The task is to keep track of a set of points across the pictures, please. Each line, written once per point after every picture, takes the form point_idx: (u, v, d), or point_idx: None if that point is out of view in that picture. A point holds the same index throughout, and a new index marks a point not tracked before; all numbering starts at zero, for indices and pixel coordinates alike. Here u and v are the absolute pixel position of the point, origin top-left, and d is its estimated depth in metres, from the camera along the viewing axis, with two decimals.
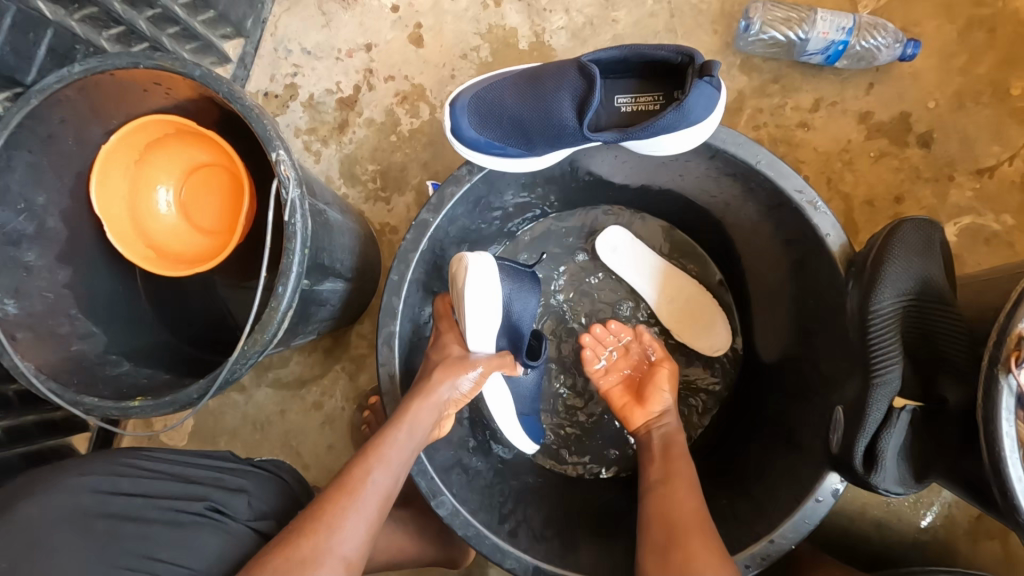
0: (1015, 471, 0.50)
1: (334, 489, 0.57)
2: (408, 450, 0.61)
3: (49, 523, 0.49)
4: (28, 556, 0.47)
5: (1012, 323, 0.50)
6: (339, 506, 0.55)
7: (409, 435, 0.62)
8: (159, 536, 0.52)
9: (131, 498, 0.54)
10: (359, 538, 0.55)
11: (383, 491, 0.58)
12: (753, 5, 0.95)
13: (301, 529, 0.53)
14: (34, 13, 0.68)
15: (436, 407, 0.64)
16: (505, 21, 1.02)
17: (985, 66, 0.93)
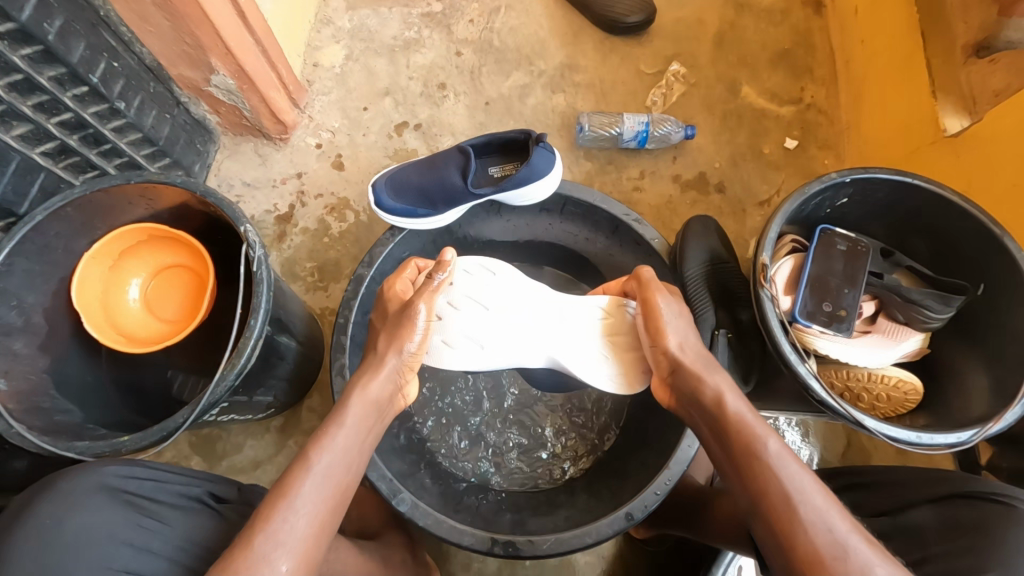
0: (786, 346, 0.75)
1: (270, 503, 0.60)
2: (340, 458, 0.65)
3: (80, 494, 0.62)
4: (66, 514, 0.60)
5: (758, 257, 0.79)
6: (275, 515, 0.58)
7: (344, 430, 0.68)
8: (161, 513, 0.65)
9: (142, 481, 0.66)
10: (306, 520, 0.59)
11: (334, 477, 0.64)
12: (582, 115, 1.34)
13: (264, 511, 0.59)
14: (33, 162, 0.88)
15: (366, 403, 0.71)
16: (407, 146, 1.34)
17: (743, 137, 1.36)
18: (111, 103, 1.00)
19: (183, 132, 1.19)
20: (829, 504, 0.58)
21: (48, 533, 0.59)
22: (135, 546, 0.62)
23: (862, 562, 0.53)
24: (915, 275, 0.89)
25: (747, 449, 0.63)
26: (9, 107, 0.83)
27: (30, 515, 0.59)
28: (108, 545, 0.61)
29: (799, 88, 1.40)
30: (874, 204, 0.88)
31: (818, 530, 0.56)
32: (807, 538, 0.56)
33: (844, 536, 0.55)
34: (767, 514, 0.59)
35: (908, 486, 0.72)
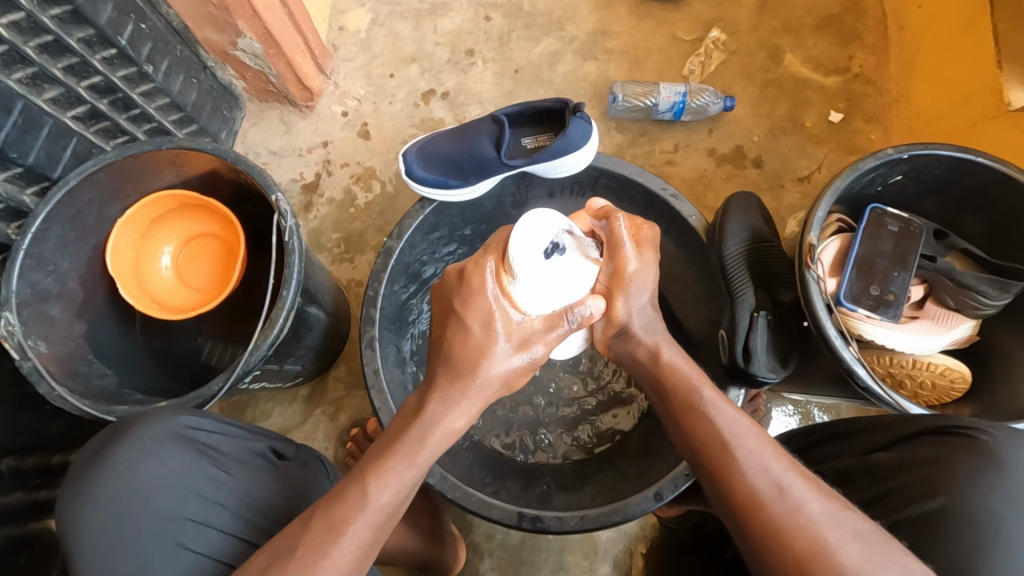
0: (831, 330, 0.72)
1: (349, 492, 0.58)
2: (398, 495, 0.59)
3: (154, 440, 0.63)
4: (139, 459, 0.62)
5: (805, 237, 0.75)
6: (320, 551, 0.53)
7: (439, 434, 0.64)
8: (225, 465, 0.65)
9: (211, 432, 0.66)
10: (345, 560, 0.54)
11: (385, 512, 0.58)
12: (615, 85, 1.29)
13: (307, 548, 0.53)
14: (64, 126, 0.88)
15: (442, 435, 0.64)
16: (434, 114, 1.30)
17: (784, 109, 1.30)
18: (139, 66, 0.99)
19: (208, 98, 1.17)
20: (764, 446, 0.57)
21: (123, 479, 0.62)
22: (199, 496, 0.62)
23: (794, 497, 0.52)
24: (969, 257, 0.87)
25: (688, 407, 0.65)
26: (40, 69, 0.83)
27: (109, 459, 0.62)
28: (176, 493, 0.62)
29: (846, 57, 1.32)
30: (929, 182, 0.83)
31: (752, 471, 0.55)
32: (744, 481, 0.55)
33: (779, 474, 0.54)
34: (706, 460, 0.60)
35: (873, 428, 0.67)
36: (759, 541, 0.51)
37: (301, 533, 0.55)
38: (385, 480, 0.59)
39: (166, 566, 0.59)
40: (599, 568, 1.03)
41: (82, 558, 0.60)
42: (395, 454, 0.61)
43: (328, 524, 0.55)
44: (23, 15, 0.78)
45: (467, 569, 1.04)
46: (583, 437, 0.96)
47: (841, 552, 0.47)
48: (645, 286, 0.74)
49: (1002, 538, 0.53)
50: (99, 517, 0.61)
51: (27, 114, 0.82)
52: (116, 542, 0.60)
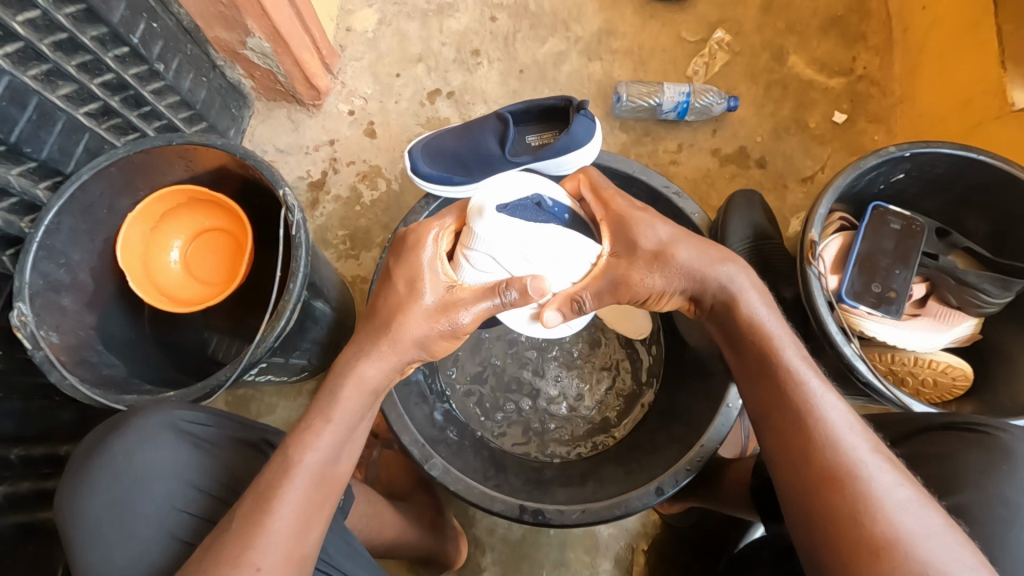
0: (832, 326, 0.73)
1: (274, 464, 0.58)
2: (326, 457, 0.59)
3: (149, 433, 0.64)
4: (135, 450, 0.63)
5: (806, 233, 0.76)
6: (254, 518, 0.54)
7: (354, 389, 0.63)
8: (217, 455, 0.66)
9: (206, 425, 0.67)
10: (282, 525, 0.54)
11: (318, 473, 0.58)
12: (620, 85, 1.30)
13: (245, 518, 0.54)
14: (77, 122, 0.90)
15: (361, 388, 0.64)
16: (439, 114, 1.32)
17: (788, 109, 1.30)
18: (150, 65, 1.00)
19: (217, 96, 1.19)
20: (854, 429, 0.57)
21: (117, 471, 0.63)
22: (192, 486, 0.64)
23: (879, 483, 0.53)
24: (971, 255, 0.87)
25: (767, 373, 0.63)
26: (54, 66, 0.84)
27: (104, 451, 0.63)
28: (172, 484, 0.63)
29: (851, 58, 1.33)
30: (932, 180, 0.84)
31: (842, 448, 0.55)
32: (833, 459, 0.55)
33: (869, 459, 0.54)
34: (790, 428, 0.59)
35: (885, 423, 0.69)
36: (835, 519, 0.52)
37: (238, 509, 0.55)
38: (308, 442, 0.59)
39: (158, 552, 0.61)
40: (600, 563, 1.04)
41: (77, 547, 0.61)
42: (311, 412, 0.62)
43: (258, 492, 0.56)
44: (38, 13, 0.80)
45: (468, 563, 1.04)
46: (585, 433, 0.97)
47: (922, 544, 0.49)
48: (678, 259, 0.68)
49: (1000, 521, 0.56)
50: (94, 509, 0.62)
51: (41, 109, 0.84)
52: (110, 531, 0.61)
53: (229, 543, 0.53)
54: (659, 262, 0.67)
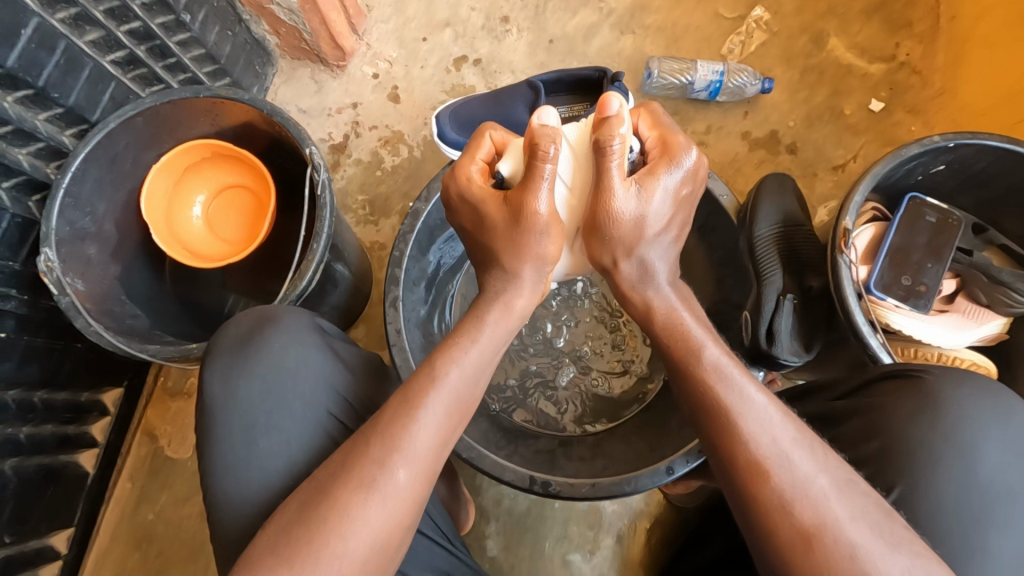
0: (860, 318, 0.72)
1: (420, 376, 0.60)
2: (467, 378, 0.61)
3: (303, 334, 0.66)
4: (289, 344, 0.65)
5: (840, 222, 0.74)
6: (399, 426, 0.55)
7: (495, 313, 0.67)
8: (353, 373, 0.70)
9: (334, 339, 0.70)
10: (429, 435, 0.56)
11: (457, 393, 0.60)
12: (651, 60, 1.26)
13: (391, 424, 0.56)
14: (104, 70, 0.89)
15: (501, 323, 0.66)
16: (465, 82, 1.29)
17: (823, 95, 1.26)
18: (177, 15, 0.98)
19: (242, 52, 1.17)
20: (774, 413, 0.55)
21: (272, 361, 0.64)
22: (333, 394, 0.66)
23: (803, 471, 0.51)
24: (1002, 252, 0.86)
25: (693, 360, 0.60)
26: (82, 11, 0.83)
27: (264, 343, 0.64)
28: (316, 384, 0.65)
29: (893, 44, 1.28)
30: (973, 174, 0.81)
31: (759, 437, 0.53)
32: (748, 446, 0.53)
33: (786, 444, 0.52)
34: (706, 418, 0.57)
35: (834, 383, 0.70)
36: (754, 506, 0.51)
37: (382, 412, 0.57)
38: (453, 357, 0.61)
39: (299, 449, 0.61)
40: (603, 539, 1.05)
41: (222, 429, 0.61)
42: (459, 334, 0.64)
43: (404, 402, 0.58)
44: None
45: (473, 531, 1.06)
46: (596, 409, 0.98)
47: (848, 529, 0.48)
48: (661, 229, 0.66)
49: (938, 469, 0.56)
50: (239, 395, 0.62)
51: (69, 55, 0.83)
52: (253, 420, 0.61)
53: (372, 443, 0.54)
54: (645, 197, 0.63)
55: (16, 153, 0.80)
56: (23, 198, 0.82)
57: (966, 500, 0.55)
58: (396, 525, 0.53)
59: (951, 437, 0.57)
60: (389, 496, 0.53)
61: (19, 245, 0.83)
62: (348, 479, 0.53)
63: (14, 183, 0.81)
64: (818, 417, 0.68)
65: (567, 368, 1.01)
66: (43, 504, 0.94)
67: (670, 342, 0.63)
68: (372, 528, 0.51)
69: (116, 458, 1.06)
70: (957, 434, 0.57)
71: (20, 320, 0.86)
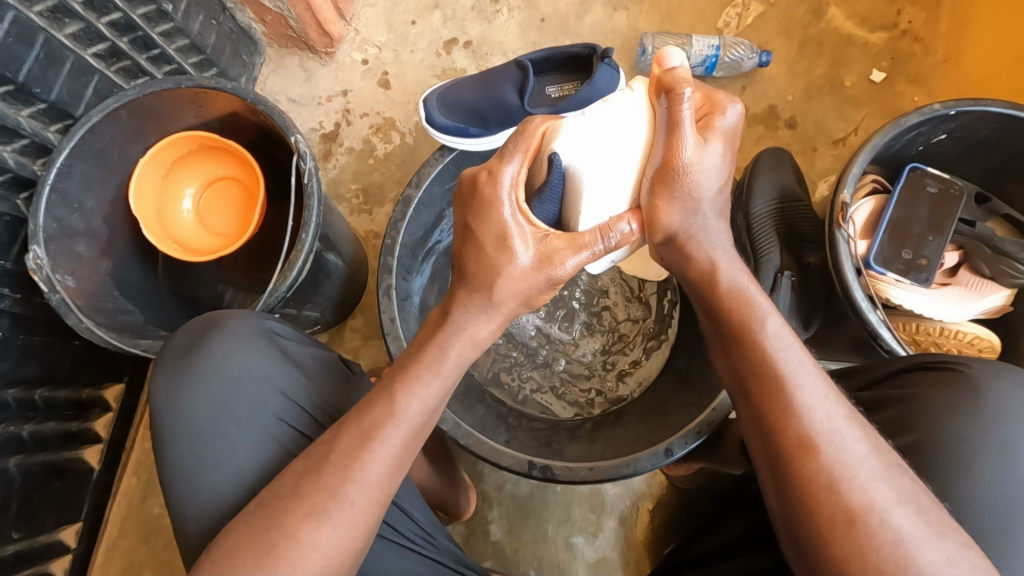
0: (858, 293, 0.70)
1: (376, 405, 0.59)
2: (424, 406, 0.60)
3: (244, 339, 0.65)
4: (230, 351, 0.64)
5: (837, 196, 0.72)
6: (357, 457, 0.55)
7: (461, 343, 0.64)
8: (311, 376, 0.68)
9: (287, 341, 0.68)
10: (384, 465, 0.56)
11: (415, 421, 0.60)
12: (646, 37, 1.23)
13: (345, 455, 0.56)
14: (86, 64, 0.87)
15: (466, 341, 0.65)
16: (456, 65, 1.27)
17: (823, 66, 1.23)
18: (159, 5, 0.96)
19: (228, 42, 1.15)
20: (829, 392, 0.55)
21: (220, 368, 0.63)
22: (288, 399, 0.65)
23: (856, 452, 0.51)
24: (1006, 222, 0.83)
25: (748, 334, 0.60)
26: (60, 3, 0.81)
27: (205, 350, 0.64)
28: (265, 389, 0.64)
29: (895, 11, 1.24)
30: (975, 143, 0.78)
31: (813, 412, 0.53)
32: (801, 421, 0.53)
33: (840, 423, 0.52)
34: (756, 390, 0.57)
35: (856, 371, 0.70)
36: (798, 480, 0.51)
37: (339, 439, 0.57)
38: (414, 390, 0.60)
39: (249, 458, 0.61)
40: (605, 521, 1.06)
41: (171, 436, 0.61)
42: (420, 363, 0.63)
43: (361, 431, 0.57)
44: None
45: (476, 516, 1.07)
46: (596, 392, 0.98)
47: (896, 514, 0.47)
48: (717, 187, 0.66)
49: (977, 466, 0.54)
50: (186, 404, 0.62)
51: (48, 49, 0.81)
52: (204, 429, 0.61)
53: (326, 471, 0.55)
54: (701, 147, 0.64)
55: (1, 151, 0.79)
56: (11, 197, 0.82)
57: (1007, 502, 0.53)
58: (348, 547, 0.53)
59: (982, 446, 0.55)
60: (341, 522, 0.53)
61: (10, 243, 0.83)
62: (298, 506, 0.53)
63: (1, 182, 0.80)
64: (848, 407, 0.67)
65: (566, 352, 1.01)
66: (50, 500, 0.95)
67: (725, 318, 0.64)
68: (324, 554, 0.52)
69: (120, 452, 1.07)
70: (999, 427, 0.55)
71: (15, 319, 0.86)
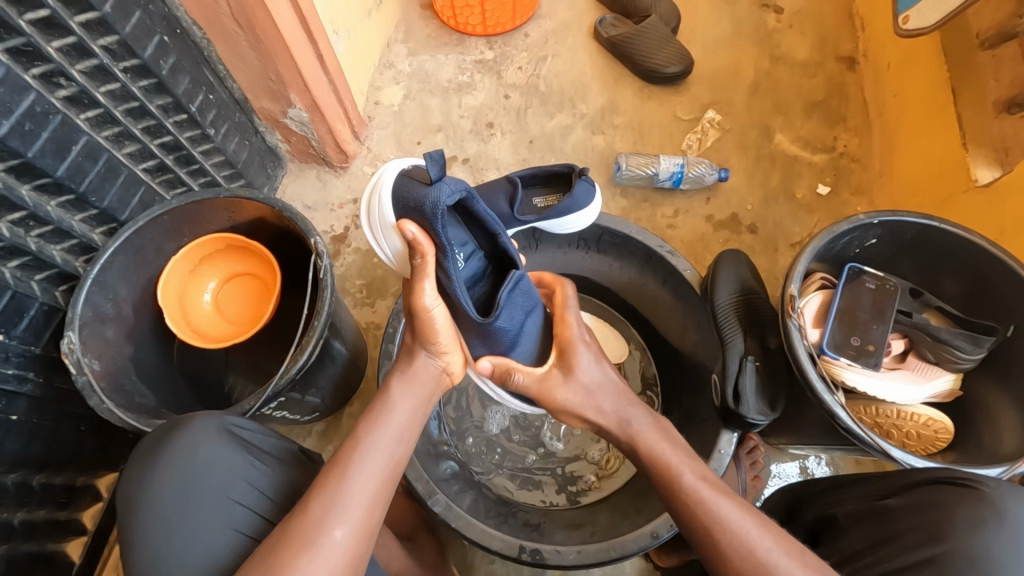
0: (813, 375, 0.78)
1: (347, 446, 0.68)
2: (393, 435, 0.70)
3: (203, 433, 0.68)
4: (196, 444, 0.67)
5: (786, 289, 0.83)
6: (333, 485, 0.63)
7: (400, 389, 0.76)
8: (271, 461, 0.72)
9: (250, 431, 0.72)
10: (365, 489, 0.64)
11: (390, 455, 0.69)
12: (620, 155, 1.42)
13: (322, 484, 0.63)
14: (136, 176, 1.01)
15: (422, 377, 0.77)
16: (455, 177, 1.44)
17: (775, 180, 1.41)
18: (203, 129, 1.13)
19: (257, 158, 1.32)
20: (756, 527, 0.62)
21: (186, 458, 0.67)
22: (251, 484, 0.68)
23: None
24: (944, 314, 0.92)
25: (673, 486, 0.68)
26: (124, 129, 0.97)
27: (170, 445, 0.67)
28: (230, 476, 0.67)
29: (832, 136, 1.46)
30: (901, 246, 0.91)
31: (738, 554, 0.60)
32: (735, 561, 0.60)
33: (767, 554, 0.60)
34: (691, 534, 0.65)
35: (884, 479, 0.71)
36: None
37: (321, 479, 0.64)
38: (375, 422, 0.71)
39: (216, 540, 0.64)
40: None
41: (140, 526, 0.64)
42: (377, 404, 0.74)
43: (338, 467, 0.65)
44: (118, 85, 0.93)
45: None
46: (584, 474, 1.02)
47: None
48: (594, 359, 0.80)
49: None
50: (155, 496, 0.65)
51: (109, 164, 0.95)
52: (171, 519, 0.64)
53: (311, 506, 0.61)
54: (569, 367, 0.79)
55: (51, 249, 0.90)
56: (52, 288, 0.90)
57: None
58: None
59: (1017, 554, 0.57)
60: (332, 554, 0.59)
61: (43, 329, 0.90)
62: (289, 546, 0.58)
63: (46, 275, 0.89)
64: (869, 510, 0.69)
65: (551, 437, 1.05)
66: None
67: (649, 467, 0.72)
68: None
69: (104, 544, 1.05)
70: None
71: (32, 402, 0.91)
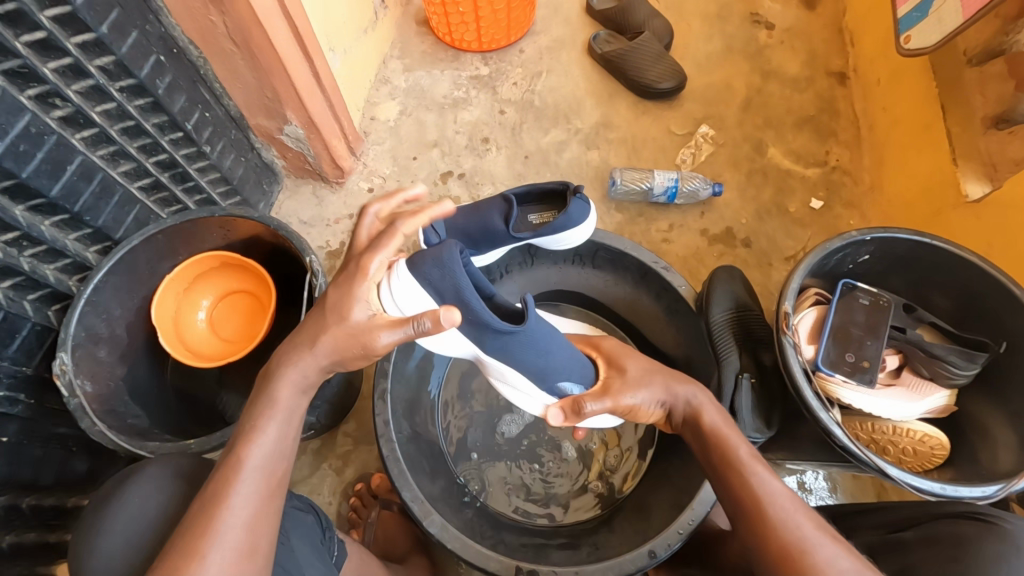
0: (809, 392, 0.78)
1: (219, 470, 0.61)
2: (267, 450, 0.63)
3: (153, 480, 0.68)
4: (146, 492, 0.67)
5: (781, 306, 0.83)
6: (203, 524, 0.57)
7: (287, 389, 0.66)
8: None
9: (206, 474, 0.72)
10: (240, 516, 0.59)
11: (262, 470, 0.62)
12: (615, 170, 1.43)
13: (194, 523, 0.57)
14: (131, 194, 1.01)
15: (300, 383, 0.68)
16: (450, 192, 1.45)
17: (768, 195, 1.43)
18: (199, 146, 1.13)
19: (252, 174, 1.32)
20: (798, 510, 0.64)
21: (130, 512, 0.66)
22: None
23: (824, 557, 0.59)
24: (937, 329, 0.92)
25: (729, 462, 0.69)
26: (119, 147, 0.97)
27: (122, 496, 0.67)
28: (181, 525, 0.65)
29: (824, 151, 1.47)
30: (894, 263, 0.92)
31: (789, 527, 0.62)
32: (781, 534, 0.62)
33: (810, 533, 0.62)
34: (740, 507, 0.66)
35: (900, 511, 0.72)
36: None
37: (191, 516, 0.58)
38: (250, 439, 0.63)
39: None
40: None
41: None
42: (252, 413, 0.65)
43: (207, 500, 0.59)
44: (114, 104, 0.94)
45: None
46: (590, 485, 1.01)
47: None
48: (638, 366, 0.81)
49: None
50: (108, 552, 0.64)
51: (103, 183, 0.95)
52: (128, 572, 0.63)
53: (185, 550, 0.55)
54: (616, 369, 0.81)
55: (45, 269, 0.89)
56: (44, 308, 0.90)
57: None
58: None
59: None
60: None
61: (35, 350, 0.89)
62: None
63: (39, 295, 0.89)
64: (884, 544, 0.69)
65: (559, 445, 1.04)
66: None
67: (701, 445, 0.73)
68: None
69: None
70: None
71: (23, 423, 0.90)
